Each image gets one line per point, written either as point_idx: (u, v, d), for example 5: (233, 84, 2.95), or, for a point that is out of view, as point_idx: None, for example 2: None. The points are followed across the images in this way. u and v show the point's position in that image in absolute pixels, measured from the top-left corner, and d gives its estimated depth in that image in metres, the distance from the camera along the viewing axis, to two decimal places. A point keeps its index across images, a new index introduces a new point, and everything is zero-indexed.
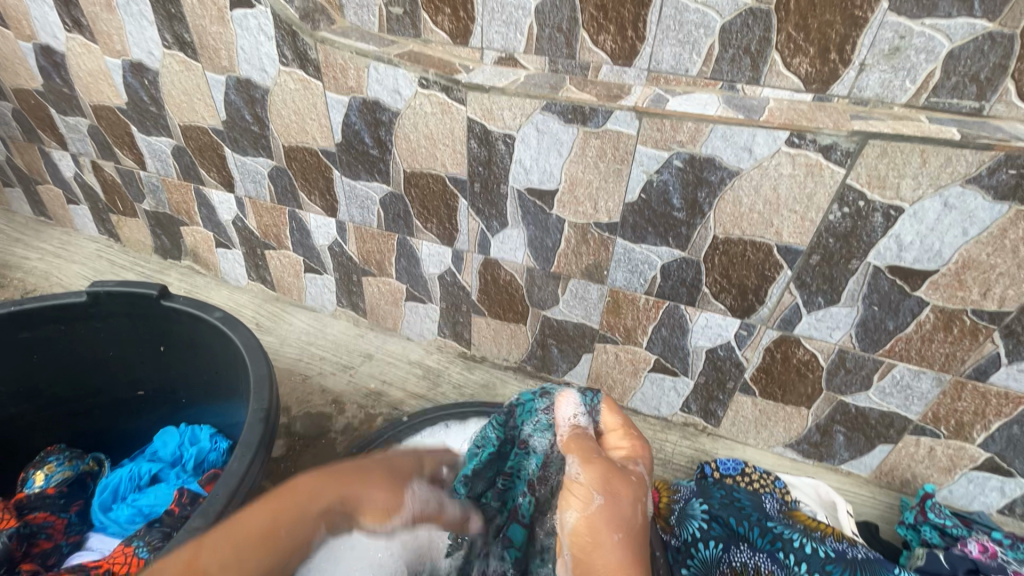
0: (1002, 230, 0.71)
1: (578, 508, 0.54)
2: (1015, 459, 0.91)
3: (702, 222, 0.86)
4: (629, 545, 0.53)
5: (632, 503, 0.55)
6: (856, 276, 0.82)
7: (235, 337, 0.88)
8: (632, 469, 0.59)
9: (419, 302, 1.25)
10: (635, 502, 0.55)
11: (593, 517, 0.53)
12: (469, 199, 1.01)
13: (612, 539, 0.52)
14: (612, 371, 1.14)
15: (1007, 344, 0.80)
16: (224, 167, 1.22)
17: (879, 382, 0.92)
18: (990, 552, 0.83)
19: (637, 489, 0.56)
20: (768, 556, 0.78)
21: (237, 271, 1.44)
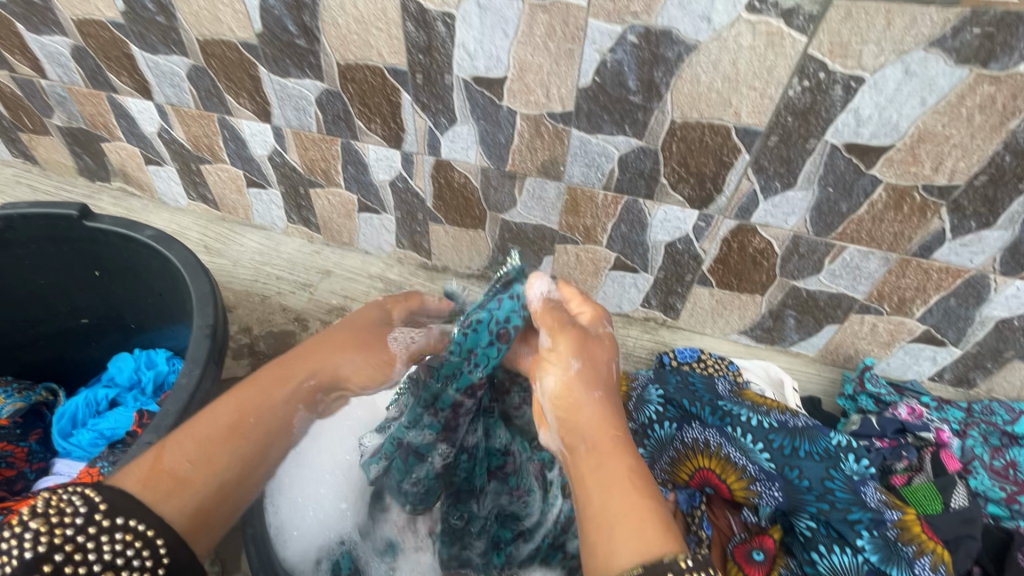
0: (960, 97, 0.69)
1: (558, 374, 0.61)
2: (948, 329, 0.96)
3: (659, 106, 0.81)
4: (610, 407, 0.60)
5: (604, 363, 0.63)
6: (813, 157, 0.80)
7: (171, 255, 0.82)
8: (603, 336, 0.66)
9: (374, 212, 1.19)
10: (607, 362, 0.64)
11: (572, 380, 0.60)
12: (413, 93, 0.93)
13: (592, 395, 0.60)
14: (574, 272, 1.14)
15: (953, 219, 0.81)
16: (135, 70, 1.08)
17: (829, 265, 0.94)
18: (916, 413, 0.90)
19: (608, 352, 0.64)
20: (718, 429, 0.81)
21: (174, 191, 1.34)
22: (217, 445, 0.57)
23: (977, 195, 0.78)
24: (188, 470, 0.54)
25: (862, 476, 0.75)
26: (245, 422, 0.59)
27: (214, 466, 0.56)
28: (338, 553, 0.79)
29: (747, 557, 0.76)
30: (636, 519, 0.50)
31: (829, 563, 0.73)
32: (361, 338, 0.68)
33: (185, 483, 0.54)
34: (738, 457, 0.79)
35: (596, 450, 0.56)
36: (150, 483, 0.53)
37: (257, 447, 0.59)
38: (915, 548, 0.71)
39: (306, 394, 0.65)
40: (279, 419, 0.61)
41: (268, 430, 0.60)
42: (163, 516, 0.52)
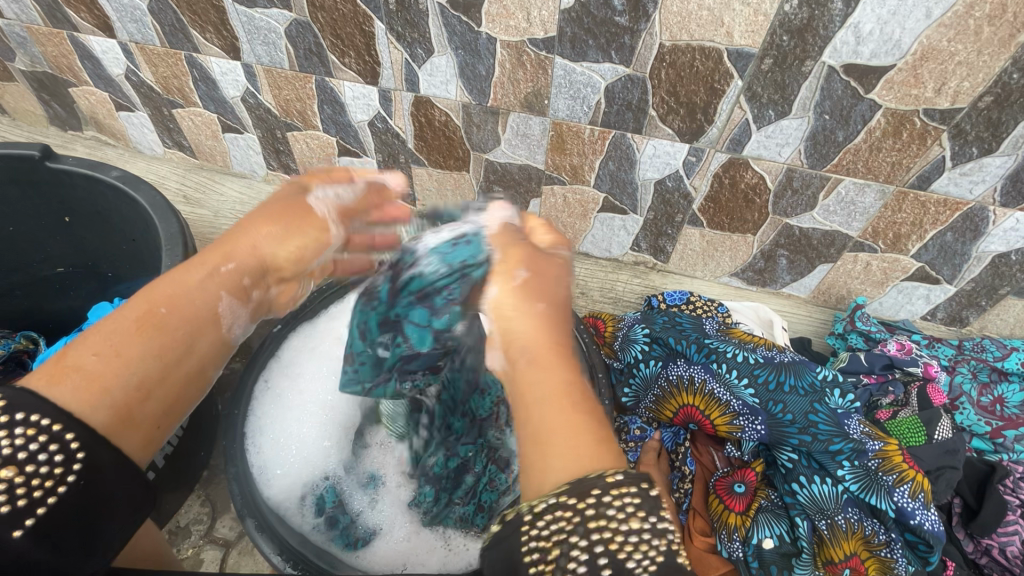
0: (967, 6, 0.64)
1: (498, 286, 0.51)
2: (943, 266, 0.94)
3: (646, 27, 0.76)
4: (553, 314, 0.49)
5: (558, 282, 0.52)
6: (810, 81, 0.76)
7: (138, 196, 0.79)
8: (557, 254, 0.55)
9: (355, 156, 1.15)
10: (559, 280, 0.52)
11: (514, 292, 0.50)
12: (386, 21, 0.87)
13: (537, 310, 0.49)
14: (562, 216, 1.11)
15: (954, 146, 0.77)
16: (93, 3, 1.01)
17: (824, 201, 0.90)
18: (906, 349, 0.88)
19: (560, 268, 0.53)
20: (702, 366, 0.80)
21: (149, 138, 1.29)
22: (125, 338, 0.45)
23: (981, 119, 0.74)
24: (95, 358, 0.44)
25: (846, 410, 0.75)
26: (155, 310, 0.47)
27: (126, 356, 0.45)
28: (321, 489, 0.80)
29: (729, 490, 0.78)
30: (569, 434, 0.43)
31: (810, 493, 0.73)
32: (288, 213, 0.59)
33: (100, 375, 0.44)
34: (722, 393, 0.79)
35: (539, 366, 0.47)
36: (54, 376, 0.43)
37: (178, 339, 0.48)
38: (896, 476, 0.71)
39: (236, 282, 0.53)
40: (200, 306, 0.50)
41: (190, 317, 0.49)
42: (68, 407, 0.42)
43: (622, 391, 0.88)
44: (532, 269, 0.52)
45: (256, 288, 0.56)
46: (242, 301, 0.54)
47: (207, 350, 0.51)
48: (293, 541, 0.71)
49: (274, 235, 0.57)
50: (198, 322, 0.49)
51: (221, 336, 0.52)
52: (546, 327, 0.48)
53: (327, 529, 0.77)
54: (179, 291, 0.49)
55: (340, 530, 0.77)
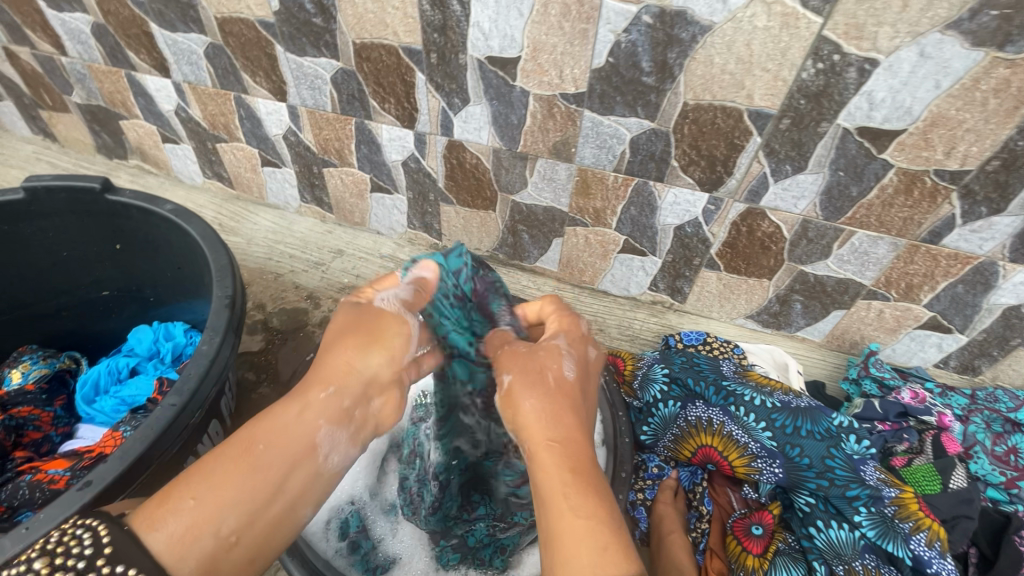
0: (974, 80, 0.69)
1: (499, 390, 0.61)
2: (955, 316, 0.96)
3: (671, 87, 0.82)
4: (548, 403, 0.57)
5: (551, 373, 0.60)
6: (825, 140, 0.81)
7: (190, 229, 0.85)
8: (549, 346, 0.63)
9: (386, 193, 1.21)
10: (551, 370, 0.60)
11: (509, 391, 0.59)
12: (427, 72, 0.93)
13: (530, 404, 0.57)
14: (583, 255, 1.15)
15: (964, 205, 0.81)
16: (154, 47, 1.09)
17: (838, 250, 0.94)
18: (920, 397, 0.90)
19: (554, 358, 0.61)
20: (720, 408, 0.83)
21: (190, 169, 1.36)
22: (225, 477, 0.51)
23: (989, 180, 0.78)
24: (194, 505, 0.49)
25: (862, 456, 0.77)
26: (252, 447, 0.53)
27: (223, 499, 0.50)
28: (346, 513, 0.82)
29: (747, 531, 0.80)
30: (572, 537, 0.48)
31: (827, 538, 0.75)
32: (365, 324, 0.61)
33: (191, 519, 0.49)
34: (740, 435, 0.81)
35: (538, 468, 0.54)
36: (153, 518, 0.48)
37: (271, 478, 0.53)
38: (912, 524, 0.73)
39: (333, 409, 0.57)
40: (300, 442, 0.55)
41: (286, 454, 0.54)
42: (159, 557, 0.47)
43: (641, 429, 0.90)
44: (513, 372, 0.61)
45: (355, 409, 0.59)
46: (342, 427, 0.58)
47: (304, 484, 0.55)
48: (320, 565, 0.72)
49: (367, 356, 0.60)
50: (294, 461, 0.54)
51: (317, 468, 0.56)
52: (543, 419, 0.56)
53: (350, 554, 0.79)
54: (278, 424, 0.55)
55: (361, 556, 0.80)
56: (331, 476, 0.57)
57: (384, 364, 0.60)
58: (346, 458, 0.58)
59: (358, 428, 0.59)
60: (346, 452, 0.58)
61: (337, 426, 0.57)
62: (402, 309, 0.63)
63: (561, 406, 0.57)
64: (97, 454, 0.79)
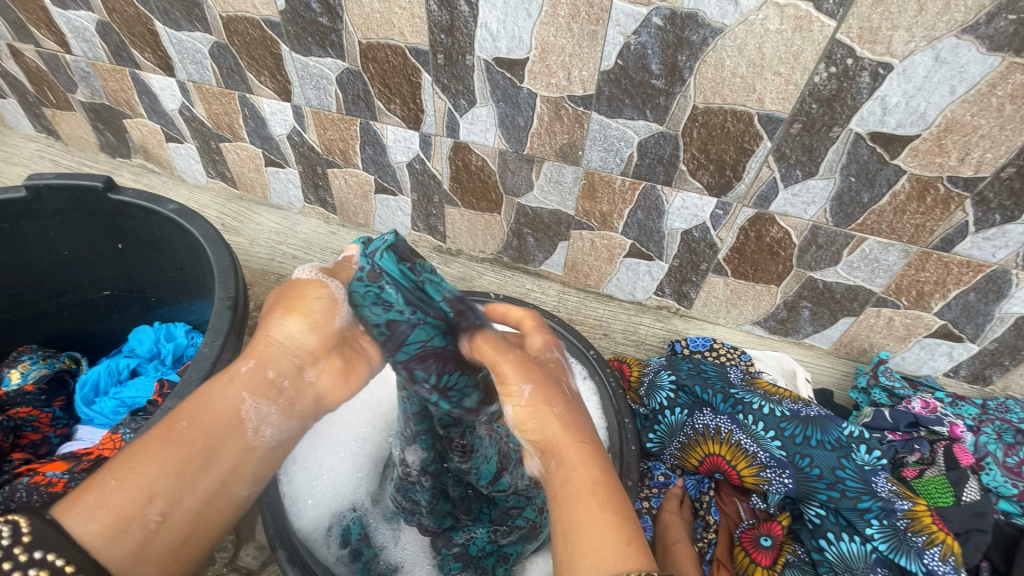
0: (991, 85, 0.68)
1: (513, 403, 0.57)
2: (966, 325, 0.95)
3: (681, 90, 0.81)
4: (568, 412, 0.58)
5: (563, 383, 0.61)
6: (837, 145, 0.79)
7: (193, 229, 0.83)
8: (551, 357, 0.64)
9: (390, 194, 1.20)
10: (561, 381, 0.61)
11: (528, 401, 0.57)
12: (433, 73, 0.93)
13: (556, 411, 0.57)
14: (588, 259, 1.14)
15: (977, 212, 0.80)
16: (158, 46, 1.09)
17: (848, 257, 0.93)
18: (931, 407, 0.89)
19: (559, 370, 0.62)
20: (728, 417, 0.82)
21: (193, 168, 1.36)
22: (147, 457, 0.49)
23: (1004, 188, 0.77)
24: (114, 487, 0.48)
25: (874, 467, 0.76)
26: (174, 424, 0.51)
27: (143, 477, 0.48)
28: (348, 520, 0.81)
29: (755, 543, 0.78)
30: (601, 533, 0.48)
31: (838, 551, 0.74)
32: (288, 300, 0.57)
33: (110, 503, 0.47)
34: (749, 444, 0.80)
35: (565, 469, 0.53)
36: (76, 506, 0.47)
37: (194, 452, 0.51)
38: (925, 538, 0.71)
39: (257, 380, 0.55)
40: (221, 416, 0.53)
41: (209, 431, 0.52)
42: (85, 544, 0.45)
43: (647, 436, 0.89)
44: (528, 378, 0.59)
45: (283, 379, 0.56)
46: (268, 398, 0.55)
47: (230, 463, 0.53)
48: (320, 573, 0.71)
49: (285, 324, 0.56)
50: (220, 432, 0.52)
51: (248, 442, 0.54)
52: (567, 425, 0.57)
53: (351, 562, 0.77)
54: (204, 400, 0.53)
55: (362, 563, 0.78)
56: (268, 449, 0.56)
57: (312, 337, 0.57)
58: (282, 432, 0.56)
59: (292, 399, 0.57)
60: (282, 426, 0.56)
61: (266, 395, 0.55)
62: (323, 275, 0.59)
63: (575, 414, 0.58)
64: (97, 456, 0.78)
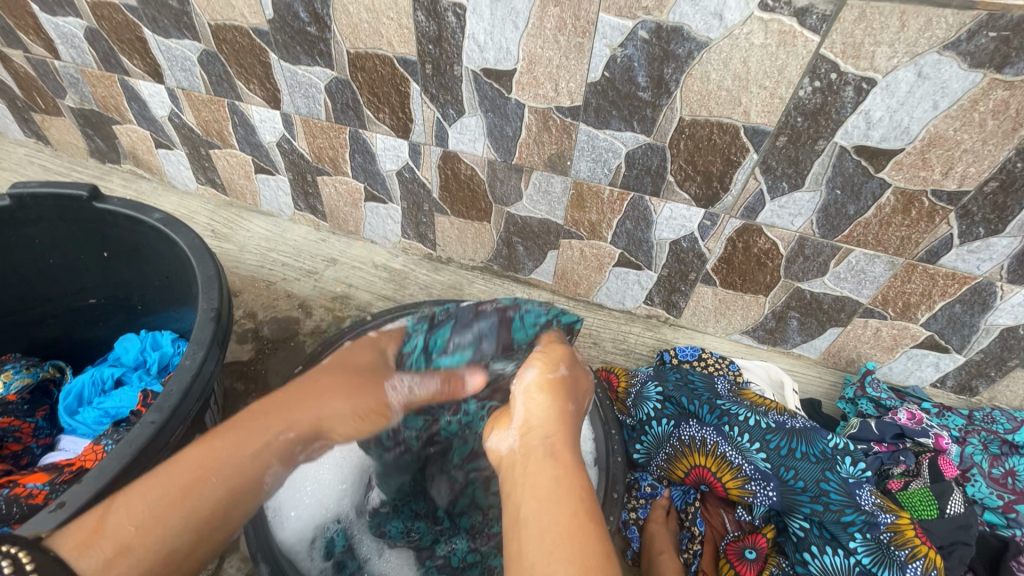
0: (973, 101, 0.68)
1: (541, 368, 0.66)
2: (952, 336, 0.95)
3: (667, 103, 0.81)
4: (574, 419, 0.64)
5: (582, 394, 0.68)
6: (822, 158, 0.80)
7: (178, 239, 0.83)
8: (583, 373, 0.72)
9: (380, 202, 1.20)
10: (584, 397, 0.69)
11: (553, 381, 0.65)
12: (422, 83, 0.93)
13: (569, 408, 0.64)
14: (577, 268, 1.14)
15: (962, 225, 0.80)
16: (147, 53, 1.08)
17: (835, 268, 0.93)
18: (916, 419, 0.90)
19: (584, 388, 0.70)
20: (714, 428, 0.82)
21: (183, 175, 1.35)
22: (168, 505, 0.54)
23: (987, 202, 0.77)
24: (134, 535, 0.52)
25: (857, 479, 0.76)
26: (205, 479, 0.57)
27: (165, 529, 0.54)
28: (332, 532, 0.81)
29: (740, 555, 0.79)
30: (569, 534, 0.50)
31: (821, 564, 0.74)
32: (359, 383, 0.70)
33: (128, 550, 0.52)
34: (734, 456, 0.80)
35: (554, 460, 0.57)
36: (88, 546, 0.51)
37: (213, 509, 0.57)
38: (908, 552, 0.71)
39: (287, 450, 0.64)
40: (248, 475, 0.60)
41: (235, 488, 0.59)
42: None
43: (633, 447, 0.89)
44: (568, 370, 0.68)
45: (300, 449, 0.66)
46: (284, 465, 0.65)
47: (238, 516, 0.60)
48: None
49: (331, 398, 0.68)
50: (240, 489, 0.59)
51: (257, 499, 0.62)
52: (568, 427, 0.62)
53: (334, 574, 0.78)
54: (229, 462, 0.59)
55: None
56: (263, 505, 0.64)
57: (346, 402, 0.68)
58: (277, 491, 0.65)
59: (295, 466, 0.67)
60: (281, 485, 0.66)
61: (284, 461, 0.64)
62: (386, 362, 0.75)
63: (578, 423, 0.64)
64: (76, 468, 0.77)
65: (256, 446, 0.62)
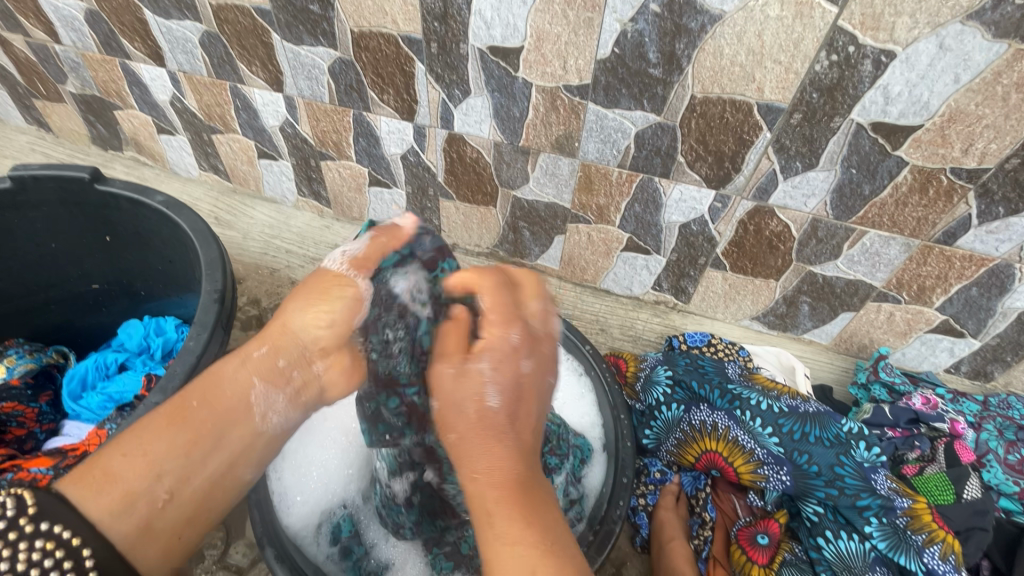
0: (996, 74, 0.66)
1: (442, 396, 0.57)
2: (969, 320, 0.93)
3: (679, 79, 0.79)
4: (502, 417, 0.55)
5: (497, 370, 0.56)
6: (838, 136, 0.78)
7: (181, 221, 0.82)
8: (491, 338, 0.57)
9: (385, 187, 1.18)
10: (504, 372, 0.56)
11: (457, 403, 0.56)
12: (427, 62, 0.91)
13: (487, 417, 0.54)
14: (585, 253, 1.12)
15: (981, 204, 0.78)
16: (148, 35, 1.06)
17: (848, 251, 0.91)
18: (931, 404, 0.88)
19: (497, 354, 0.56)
20: (726, 413, 0.81)
21: (186, 161, 1.34)
22: (156, 433, 0.52)
23: (1008, 180, 0.75)
24: (124, 462, 0.50)
25: (873, 464, 0.75)
26: (185, 404, 0.54)
27: (151, 455, 0.51)
28: (338, 517, 0.80)
29: (752, 541, 0.77)
30: None
31: (836, 549, 0.73)
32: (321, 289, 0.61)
33: (121, 476, 0.49)
34: (747, 441, 0.79)
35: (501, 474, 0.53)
36: (84, 480, 0.48)
37: (202, 432, 0.53)
38: (925, 537, 0.70)
39: (268, 368, 0.59)
40: (233, 399, 0.56)
41: (218, 413, 0.55)
42: (93, 518, 0.47)
43: (643, 432, 0.88)
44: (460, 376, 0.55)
45: (293, 370, 0.60)
46: (277, 387, 0.59)
47: (238, 445, 0.56)
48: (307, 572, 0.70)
49: (308, 319, 0.60)
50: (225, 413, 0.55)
51: (255, 427, 0.57)
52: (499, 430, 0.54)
53: (341, 560, 0.76)
54: (210, 388, 0.56)
55: (352, 562, 0.77)
56: (269, 434, 0.58)
57: (328, 331, 0.61)
58: (284, 420, 0.59)
59: (300, 390, 0.61)
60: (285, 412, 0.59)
61: (277, 384, 0.59)
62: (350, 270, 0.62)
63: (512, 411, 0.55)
64: (82, 453, 0.77)
65: (242, 370, 0.58)
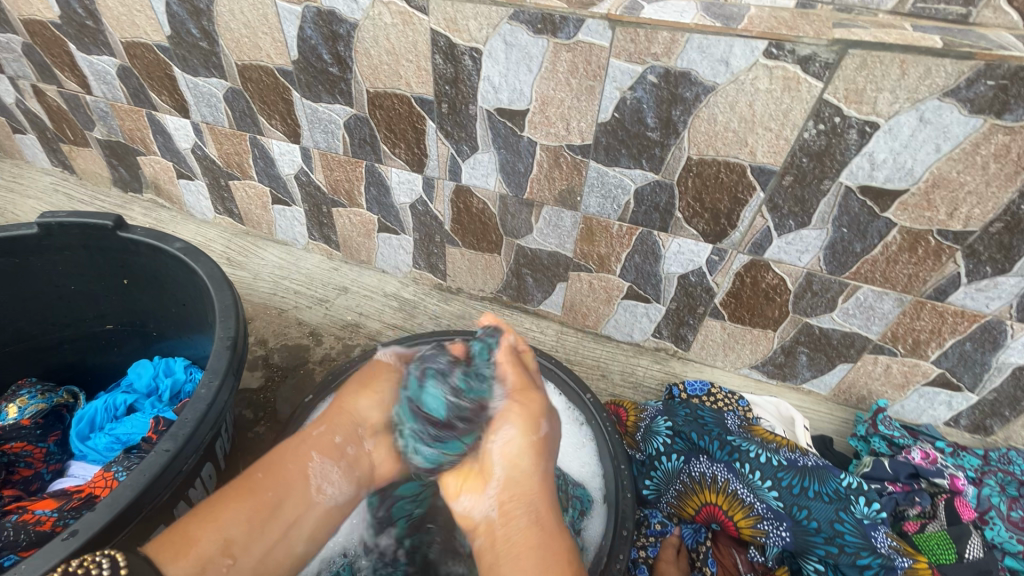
0: (974, 145, 0.70)
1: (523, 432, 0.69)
2: (964, 375, 0.95)
3: (676, 142, 0.83)
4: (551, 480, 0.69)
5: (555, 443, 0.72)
6: (828, 197, 0.82)
7: (198, 268, 0.85)
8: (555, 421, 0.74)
9: (393, 233, 1.22)
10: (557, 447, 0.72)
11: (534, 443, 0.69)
12: (438, 121, 0.96)
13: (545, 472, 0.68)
14: (586, 299, 1.15)
15: (969, 263, 0.81)
16: (176, 89, 1.13)
17: (843, 304, 0.94)
18: (931, 458, 0.89)
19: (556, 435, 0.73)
20: (725, 465, 0.81)
21: (202, 204, 1.39)
22: (227, 502, 0.63)
23: (993, 242, 0.78)
24: (200, 527, 0.59)
25: (873, 521, 0.74)
26: (252, 476, 0.66)
27: (220, 522, 0.61)
28: (338, 566, 0.77)
29: None
30: None
31: None
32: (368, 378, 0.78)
33: (194, 539, 0.58)
34: (746, 494, 0.79)
35: (541, 525, 0.63)
36: (164, 542, 0.57)
37: (266, 500, 0.64)
38: None
39: (325, 444, 0.71)
40: (294, 472, 0.68)
41: (281, 481, 0.66)
42: None
43: (644, 483, 0.89)
44: (548, 427, 0.71)
45: (347, 447, 0.72)
46: (334, 460, 0.70)
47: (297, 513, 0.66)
48: None
49: (360, 401, 0.75)
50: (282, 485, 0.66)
51: (312, 498, 0.68)
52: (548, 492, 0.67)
53: None
54: (274, 461, 0.68)
55: None
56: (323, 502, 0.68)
57: (378, 412, 0.75)
58: (339, 491, 0.70)
59: (354, 463, 0.72)
60: (336, 484, 0.70)
61: (332, 462, 0.70)
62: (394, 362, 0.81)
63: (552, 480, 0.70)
64: (87, 495, 0.77)
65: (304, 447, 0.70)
